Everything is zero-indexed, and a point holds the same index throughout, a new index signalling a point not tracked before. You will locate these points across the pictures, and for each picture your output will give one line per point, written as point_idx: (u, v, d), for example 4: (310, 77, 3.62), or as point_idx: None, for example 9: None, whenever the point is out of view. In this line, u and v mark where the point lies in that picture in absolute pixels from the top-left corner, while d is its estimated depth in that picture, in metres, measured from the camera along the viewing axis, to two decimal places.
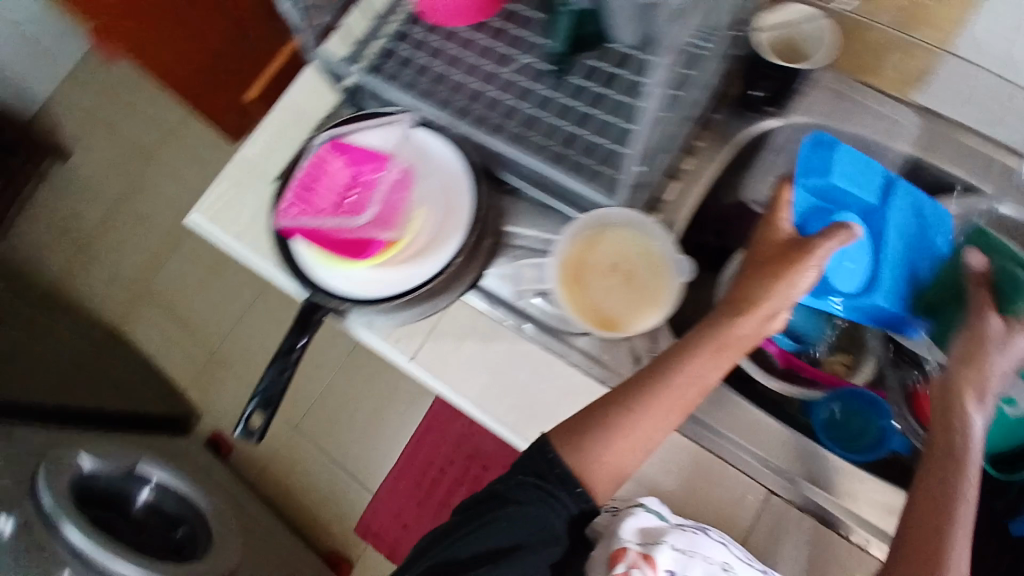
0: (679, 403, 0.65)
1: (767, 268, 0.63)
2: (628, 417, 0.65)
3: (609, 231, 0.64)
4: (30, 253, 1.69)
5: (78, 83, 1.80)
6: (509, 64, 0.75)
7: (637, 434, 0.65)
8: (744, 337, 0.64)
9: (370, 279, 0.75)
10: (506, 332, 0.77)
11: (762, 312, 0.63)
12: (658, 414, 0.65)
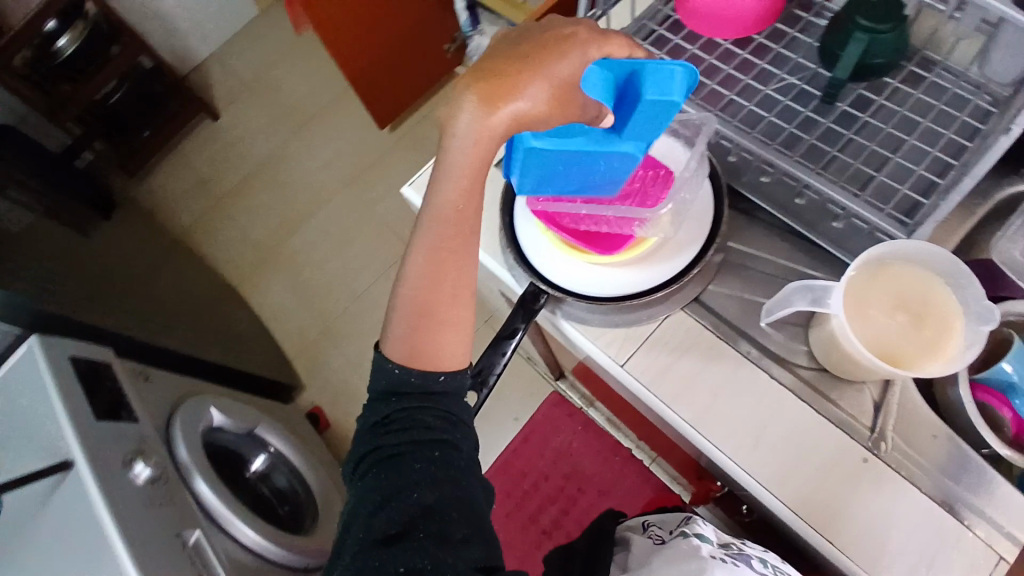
0: (456, 212, 0.60)
1: (511, 56, 0.52)
2: (422, 236, 0.61)
3: (906, 266, 0.61)
4: (167, 198, 1.79)
5: (244, 55, 1.95)
6: (771, 82, 0.77)
7: (431, 276, 0.61)
8: (496, 139, 0.54)
9: (597, 273, 0.72)
10: (730, 352, 0.73)
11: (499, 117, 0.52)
12: (440, 227, 0.60)
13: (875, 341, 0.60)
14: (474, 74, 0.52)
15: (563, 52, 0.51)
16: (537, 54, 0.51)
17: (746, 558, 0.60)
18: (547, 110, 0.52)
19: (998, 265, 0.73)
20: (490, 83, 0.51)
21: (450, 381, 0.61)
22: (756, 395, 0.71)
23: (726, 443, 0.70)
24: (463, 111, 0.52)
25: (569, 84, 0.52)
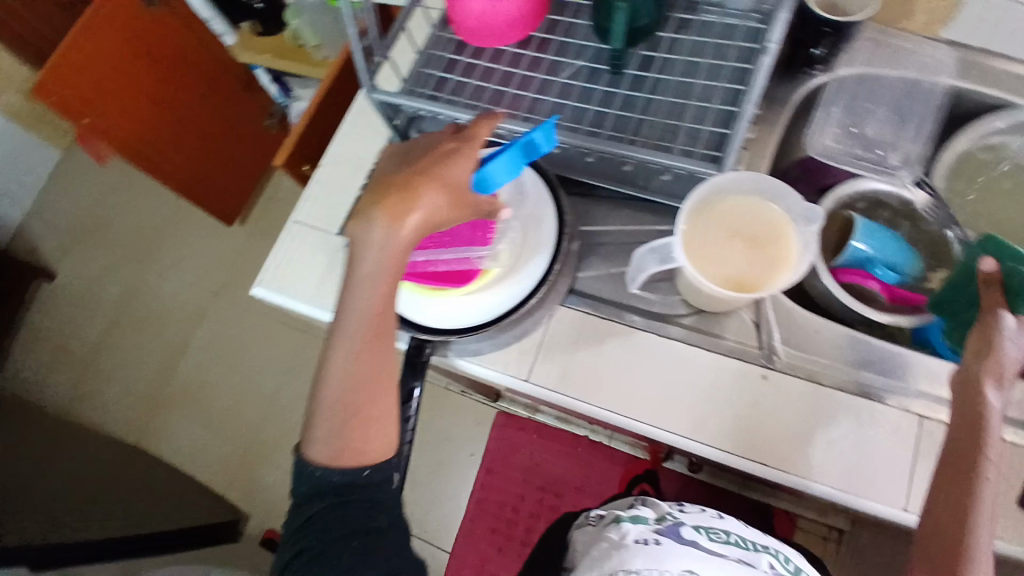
0: (371, 313, 0.59)
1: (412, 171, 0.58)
2: (340, 340, 0.59)
3: (729, 196, 0.64)
4: (30, 380, 1.62)
5: (61, 202, 1.81)
6: (562, 71, 0.80)
7: (351, 377, 0.59)
8: (404, 250, 0.57)
9: (465, 307, 0.70)
10: (618, 328, 0.75)
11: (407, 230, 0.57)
12: (359, 326, 0.59)
13: (726, 274, 0.63)
14: (377, 195, 0.57)
15: (455, 158, 0.57)
16: (435, 162, 0.58)
17: (666, 536, 0.65)
18: (447, 212, 0.58)
19: (816, 159, 0.78)
20: (399, 202, 0.56)
21: (376, 474, 0.60)
22: (656, 359, 0.73)
23: (648, 413, 0.71)
24: (377, 231, 0.56)
25: (465, 185, 0.58)
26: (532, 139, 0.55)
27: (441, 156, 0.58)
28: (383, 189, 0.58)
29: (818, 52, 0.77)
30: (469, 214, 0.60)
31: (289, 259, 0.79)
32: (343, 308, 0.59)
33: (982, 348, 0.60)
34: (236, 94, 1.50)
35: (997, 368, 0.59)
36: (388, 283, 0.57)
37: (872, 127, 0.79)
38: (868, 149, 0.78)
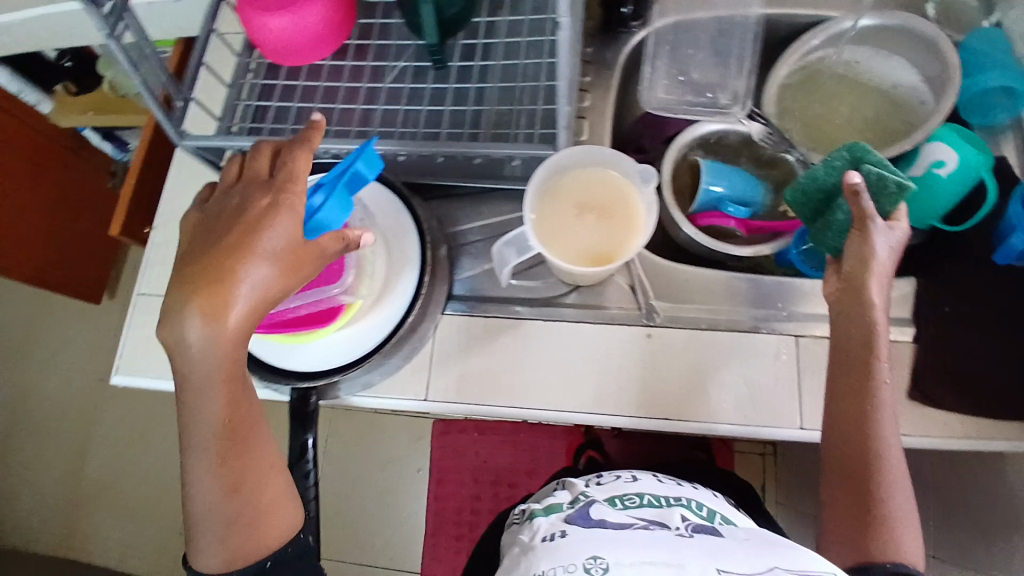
0: (223, 410, 0.57)
1: (224, 253, 0.54)
2: (193, 447, 0.57)
3: (567, 175, 0.65)
4: None
5: None
6: (386, 75, 0.77)
7: (220, 478, 0.57)
8: (239, 334, 0.54)
9: (343, 342, 0.69)
10: (504, 322, 0.73)
11: (239, 311, 0.53)
12: (210, 427, 0.57)
13: (584, 251, 0.63)
14: (190, 285, 0.53)
15: (271, 222, 0.54)
16: (246, 237, 0.54)
17: (564, 529, 0.67)
18: (284, 280, 0.54)
19: (652, 112, 0.81)
20: (217, 295, 0.53)
21: (279, 560, 0.60)
22: (546, 345, 0.72)
23: (548, 400, 0.71)
24: (200, 333, 0.53)
25: (293, 247, 0.54)
26: (357, 170, 0.55)
27: (257, 221, 0.54)
28: (195, 285, 0.53)
29: (629, 10, 0.79)
30: (309, 275, 0.56)
31: (147, 339, 0.76)
32: (187, 418, 0.57)
33: (864, 258, 0.63)
34: (67, 162, 1.37)
35: (881, 274, 0.63)
36: (230, 372, 0.55)
37: (699, 71, 0.82)
38: (698, 92, 0.81)
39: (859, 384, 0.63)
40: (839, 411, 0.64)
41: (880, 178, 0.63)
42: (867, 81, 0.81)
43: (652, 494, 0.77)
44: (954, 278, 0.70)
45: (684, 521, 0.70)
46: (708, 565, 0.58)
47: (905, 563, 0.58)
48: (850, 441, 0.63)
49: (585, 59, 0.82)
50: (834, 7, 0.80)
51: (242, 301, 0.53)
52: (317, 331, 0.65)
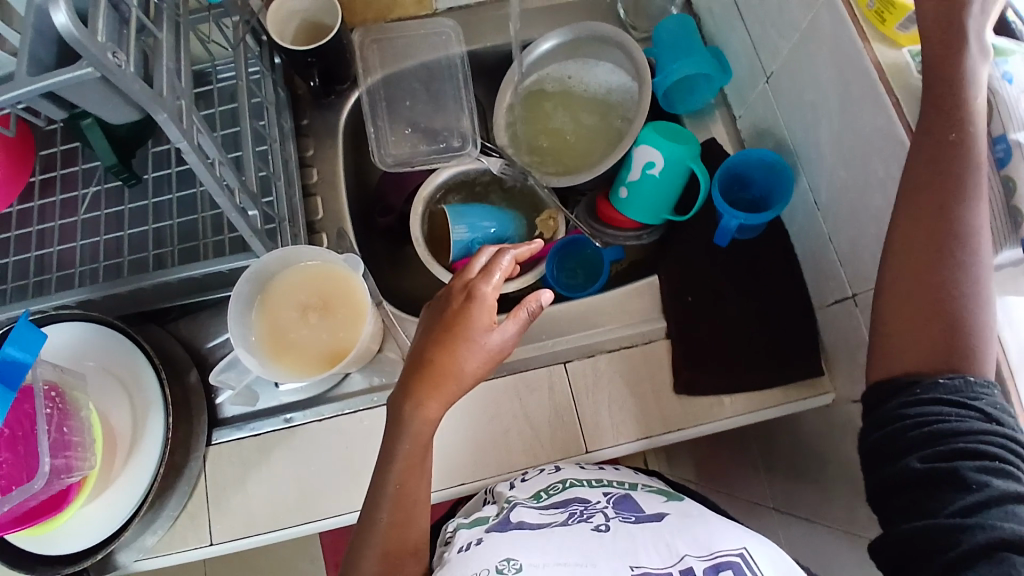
0: (413, 497, 0.58)
1: (443, 333, 0.59)
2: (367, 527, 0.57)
3: (275, 285, 0.61)
4: None
5: None
6: (81, 205, 0.71)
7: (398, 534, 0.57)
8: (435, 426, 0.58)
9: (98, 512, 0.64)
10: (277, 434, 0.69)
11: (446, 398, 0.58)
12: (404, 507, 0.58)
13: (318, 357, 0.60)
14: (409, 388, 0.58)
15: (472, 315, 0.58)
16: (460, 324, 0.58)
17: (482, 535, 0.54)
18: (490, 369, 0.60)
19: (391, 167, 0.79)
20: (432, 379, 0.57)
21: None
22: (323, 447, 0.69)
23: (339, 503, 0.67)
24: (413, 417, 0.57)
25: (490, 359, 0.59)
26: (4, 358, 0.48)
27: (471, 295, 0.59)
28: (429, 349, 0.59)
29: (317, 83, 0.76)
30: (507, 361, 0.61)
31: None
32: (394, 437, 0.58)
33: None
34: None
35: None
36: (421, 472, 0.58)
37: (421, 117, 0.81)
38: (432, 139, 0.81)
39: (945, 196, 0.48)
40: (913, 232, 0.50)
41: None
42: (581, 92, 0.83)
43: (576, 475, 0.64)
44: (687, 261, 0.75)
45: (603, 495, 0.60)
46: (621, 565, 0.47)
47: (967, 380, 0.46)
48: (914, 258, 0.49)
49: (304, 132, 0.79)
50: (529, 30, 0.82)
51: (458, 392, 0.58)
52: (61, 516, 0.59)
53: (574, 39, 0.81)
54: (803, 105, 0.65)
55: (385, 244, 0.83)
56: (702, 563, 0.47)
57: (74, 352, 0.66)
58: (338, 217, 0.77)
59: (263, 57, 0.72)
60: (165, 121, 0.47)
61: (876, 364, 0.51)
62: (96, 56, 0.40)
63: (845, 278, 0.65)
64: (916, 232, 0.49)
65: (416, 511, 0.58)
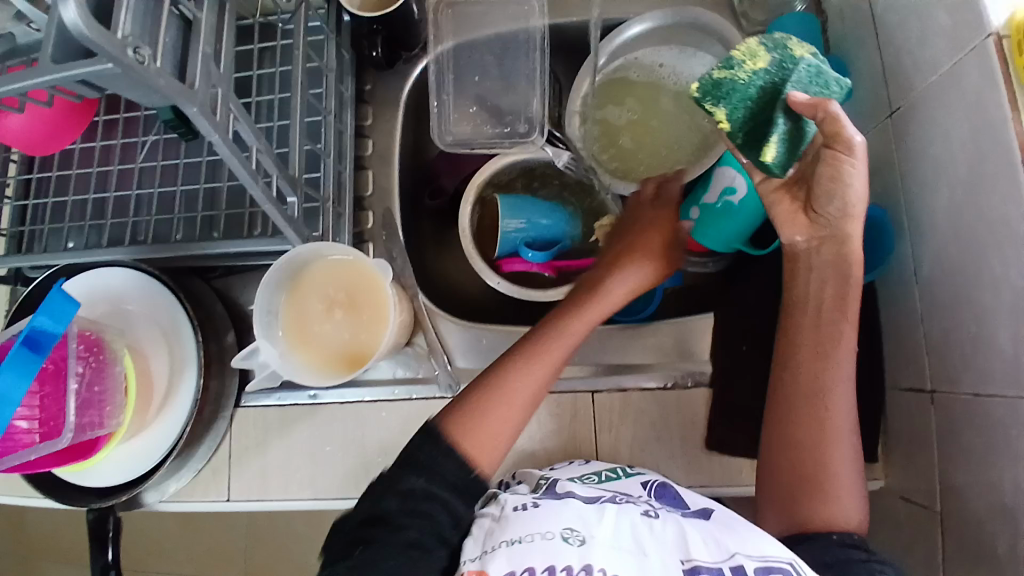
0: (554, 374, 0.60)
1: (629, 225, 0.67)
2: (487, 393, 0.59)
3: (305, 276, 0.60)
4: None
5: None
6: (142, 153, 0.72)
7: (525, 394, 0.59)
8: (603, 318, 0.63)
9: (131, 452, 0.68)
10: (300, 408, 0.71)
11: (602, 303, 0.62)
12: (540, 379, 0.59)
13: (336, 356, 0.59)
14: (575, 291, 0.65)
15: (670, 182, 0.68)
16: (643, 201, 0.68)
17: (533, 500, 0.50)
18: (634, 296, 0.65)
19: (449, 146, 0.74)
20: (589, 290, 0.64)
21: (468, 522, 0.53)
22: (341, 430, 0.70)
23: (348, 488, 0.68)
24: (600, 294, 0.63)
25: (642, 283, 0.64)
26: (39, 327, 0.51)
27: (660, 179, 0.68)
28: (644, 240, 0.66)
29: (378, 54, 0.71)
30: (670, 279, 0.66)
31: None
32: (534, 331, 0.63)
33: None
34: None
35: None
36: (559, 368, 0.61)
37: (490, 96, 0.75)
38: (497, 121, 0.74)
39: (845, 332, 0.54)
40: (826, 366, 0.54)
41: (818, 73, 0.51)
42: (669, 85, 0.74)
43: (607, 466, 0.61)
44: (751, 304, 0.68)
45: (643, 483, 0.57)
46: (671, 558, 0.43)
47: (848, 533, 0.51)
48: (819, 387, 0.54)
49: (365, 99, 0.74)
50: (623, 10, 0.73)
51: (615, 298, 0.63)
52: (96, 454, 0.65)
53: (667, 27, 0.71)
54: (929, 160, 0.56)
55: (435, 225, 0.80)
56: (752, 562, 0.42)
57: (121, 306, 0.70)
58: (386, 196, 0.73)
59: (327, 14, 0.66)
60: (195, 114, 0.44)
61: (768, 508, 0.55)
62: (113, 52, 0.37)
63: (927, 367, 0.58)
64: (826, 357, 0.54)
65: (524, 390, 0.59)
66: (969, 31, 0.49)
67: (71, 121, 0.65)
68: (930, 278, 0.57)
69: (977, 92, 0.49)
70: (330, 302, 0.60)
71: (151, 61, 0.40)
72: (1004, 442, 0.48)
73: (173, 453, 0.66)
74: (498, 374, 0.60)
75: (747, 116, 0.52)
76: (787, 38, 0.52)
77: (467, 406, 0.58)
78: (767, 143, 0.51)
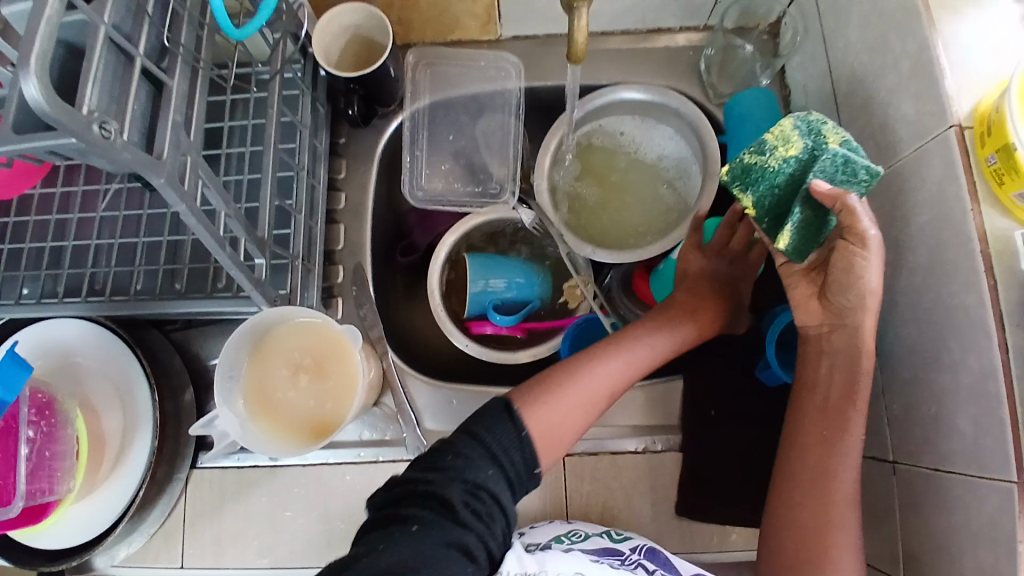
0: (613, 389, 0.60)
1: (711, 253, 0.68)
2: (579, 371, 0.59)
3: (273, 339, 0.58)
4: None
5: None
6: (103, 201, 0.70)
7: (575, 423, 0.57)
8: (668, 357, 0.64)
9: (77, 517, 0.64)
10: (260, 469, 0.68)
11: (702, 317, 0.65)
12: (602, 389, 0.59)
13: (300, 424, 0.58)
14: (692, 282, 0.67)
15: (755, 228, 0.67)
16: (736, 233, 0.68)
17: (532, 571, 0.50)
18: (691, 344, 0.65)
19: (421, 203, 0.73)
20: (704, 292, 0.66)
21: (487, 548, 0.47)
22: (303, 493, 0.67)
23: (309, 554, 0.66)
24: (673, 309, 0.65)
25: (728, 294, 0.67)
26: None
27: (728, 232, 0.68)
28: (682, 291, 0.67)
29: (354, 112, 0.70)
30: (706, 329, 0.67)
31: None
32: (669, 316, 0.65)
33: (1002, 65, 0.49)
34: None
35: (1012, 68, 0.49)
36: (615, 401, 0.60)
37: (465, 154, 0.75)
38: (471, 179, 0.75)
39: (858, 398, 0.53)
40: (813, 428, 0.55)
41: (846, 160, 0.48)
42: (631, 152, 0.76)
43: (587, 527, 0.62)
44: (720, 370, 0.68)
45: (631, 545, 0.58)
46: None
47: None
48: (811, 453, 0.54)
49: (339, 152, 0.74)
50: (599, 76, 0.74)
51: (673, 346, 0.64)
52: (41, 522, 0.61)
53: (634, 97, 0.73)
54: (890, 240, 0.58)
55: (406, 279, 0.79)
56: None
57: (73, 361, 0.67)
58: (357, 251, 0.72)
59: (304, 68, 0.65)
60: (163, 186, 0.42)
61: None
62: (76, 128, 0.35)
63: (888, 440, 0.59)
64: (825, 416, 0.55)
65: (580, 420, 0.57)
66: (930, 123, 0.51)
67: (26, 175, 0.61)
68: (890, 353, 0.58)
69: (934, 181, 0.52)
70: (298, 368, 0.58)
71: (118, 133, 0.38)
72: (963, 524, 0.49)
73: (125, 518, 0.63)
74: (584, 360, 0.60)
75: (772, 201, 0.53)
76: (823, 120, 0.52)
77: (493, 410, 0.54)
78: (785, 229, 0.52)
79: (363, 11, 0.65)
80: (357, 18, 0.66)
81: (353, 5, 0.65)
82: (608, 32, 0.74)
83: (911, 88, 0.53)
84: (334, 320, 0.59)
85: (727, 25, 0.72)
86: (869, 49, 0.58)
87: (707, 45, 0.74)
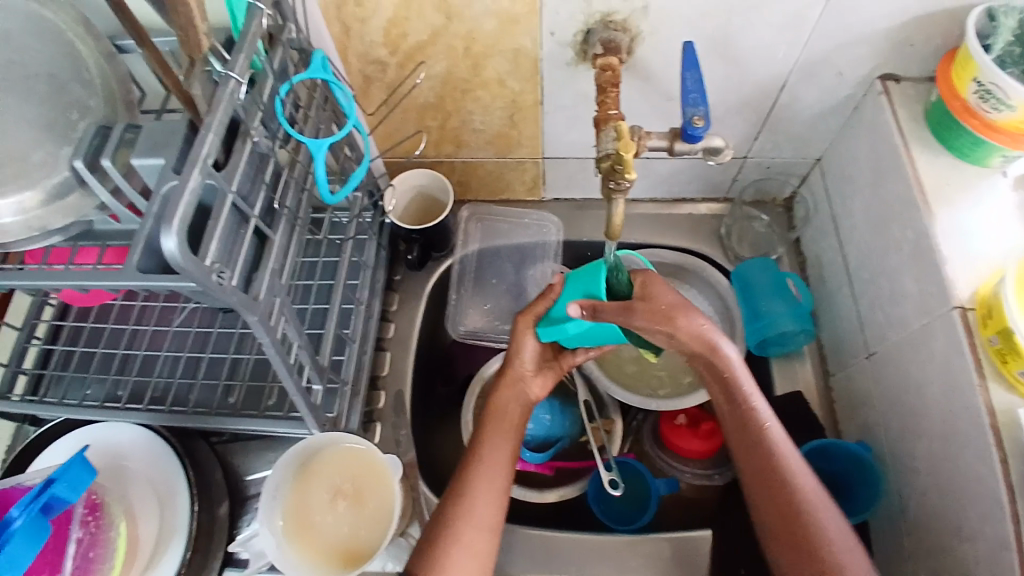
0: (494, 503, 0.56)
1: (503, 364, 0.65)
2: (451, 514, 0.55)
3: (316, 462, 0.63)
4: None
5: None
6: (178, 318, 0.78)
7: (472, 543, 0.54)
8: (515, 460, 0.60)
9: None
10: None
11: (517, 371, 0.64)
12: (484, 510, 0.56)
13: (331, 549, 0.60)
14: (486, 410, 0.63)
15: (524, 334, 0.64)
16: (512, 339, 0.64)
17: None
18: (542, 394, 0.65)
19: (463, 338, 0.80)
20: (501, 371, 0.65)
21: None
22: None
23: None
24: (499, 420, 0.61)
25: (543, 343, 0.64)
26: (56, 494, 0.52)
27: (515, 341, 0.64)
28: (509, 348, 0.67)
29: (413, 257, 0.79)
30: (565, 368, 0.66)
31: None
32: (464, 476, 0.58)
33: (999, 255, 0.55)
34: None
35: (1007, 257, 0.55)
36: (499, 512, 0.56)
37: (506, 296, 0.82)
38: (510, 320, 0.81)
39: None
40: (756, 475, 0.56)
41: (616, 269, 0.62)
42: None
43: None
44: (744, 524, 0.69)
45: None
46: None
47: None
48: (768, 496, 0.55)
49: (393, 288, 0.82)
50: (630, 234, 0.83)
51: (507, 407, 0.62)
52: None
53: (660, 258, 0.81)
54: (904, 408, 0.61)
55: (440, 407, 0.83)
56: None
57: (122, 464, 0.70)
58: (398, 379, 0.78)
59: (374, 217, 0.75)
60: (255, 322, 0.49)
61: None
62: (197, 274, 0.42)
63: None
64: (759, 463, 0.56)
65: (470, 538, 0.54)
66: (935, 302, 0.56)
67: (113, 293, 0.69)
68: (913, 521, 0.59)
69: (939, 356, 0.56)
70: (337, 492, 0.62)
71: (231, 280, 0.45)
72: None
73: None
74: (454, 499, 0.56)
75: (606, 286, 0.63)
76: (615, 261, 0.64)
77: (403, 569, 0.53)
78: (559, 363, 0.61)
79: (432, 175, 0.76)
80: (425, 180, 0.77)
81: (423, 169, 0.76)
82: (638, 198, 0.84)
83: (913, 271, 0.59)
84: (377, 447, 0.64)
85: (744, 199, 0.82)
86: (875, 231, 0.65)
87: (727, 216, 0.83)
